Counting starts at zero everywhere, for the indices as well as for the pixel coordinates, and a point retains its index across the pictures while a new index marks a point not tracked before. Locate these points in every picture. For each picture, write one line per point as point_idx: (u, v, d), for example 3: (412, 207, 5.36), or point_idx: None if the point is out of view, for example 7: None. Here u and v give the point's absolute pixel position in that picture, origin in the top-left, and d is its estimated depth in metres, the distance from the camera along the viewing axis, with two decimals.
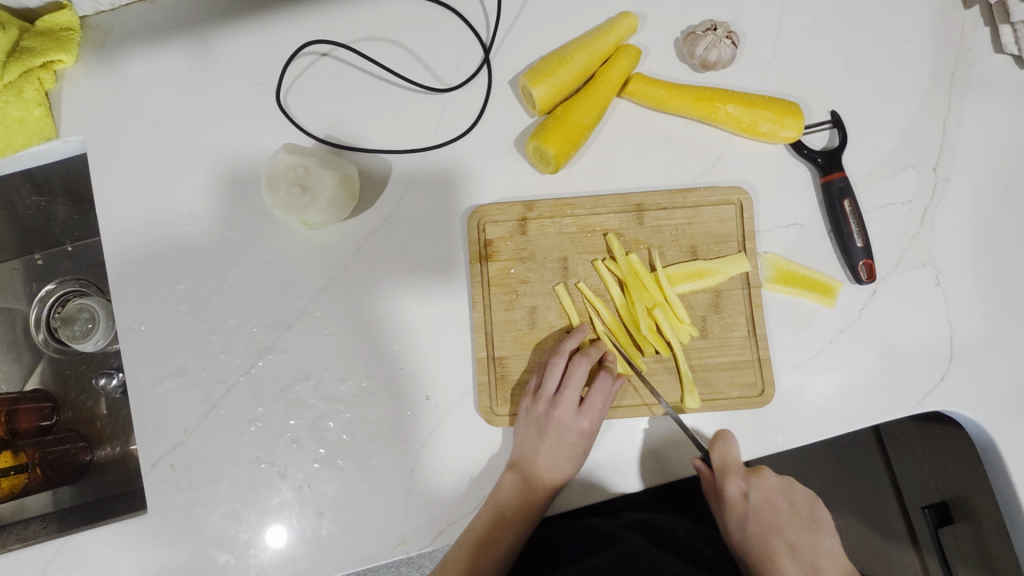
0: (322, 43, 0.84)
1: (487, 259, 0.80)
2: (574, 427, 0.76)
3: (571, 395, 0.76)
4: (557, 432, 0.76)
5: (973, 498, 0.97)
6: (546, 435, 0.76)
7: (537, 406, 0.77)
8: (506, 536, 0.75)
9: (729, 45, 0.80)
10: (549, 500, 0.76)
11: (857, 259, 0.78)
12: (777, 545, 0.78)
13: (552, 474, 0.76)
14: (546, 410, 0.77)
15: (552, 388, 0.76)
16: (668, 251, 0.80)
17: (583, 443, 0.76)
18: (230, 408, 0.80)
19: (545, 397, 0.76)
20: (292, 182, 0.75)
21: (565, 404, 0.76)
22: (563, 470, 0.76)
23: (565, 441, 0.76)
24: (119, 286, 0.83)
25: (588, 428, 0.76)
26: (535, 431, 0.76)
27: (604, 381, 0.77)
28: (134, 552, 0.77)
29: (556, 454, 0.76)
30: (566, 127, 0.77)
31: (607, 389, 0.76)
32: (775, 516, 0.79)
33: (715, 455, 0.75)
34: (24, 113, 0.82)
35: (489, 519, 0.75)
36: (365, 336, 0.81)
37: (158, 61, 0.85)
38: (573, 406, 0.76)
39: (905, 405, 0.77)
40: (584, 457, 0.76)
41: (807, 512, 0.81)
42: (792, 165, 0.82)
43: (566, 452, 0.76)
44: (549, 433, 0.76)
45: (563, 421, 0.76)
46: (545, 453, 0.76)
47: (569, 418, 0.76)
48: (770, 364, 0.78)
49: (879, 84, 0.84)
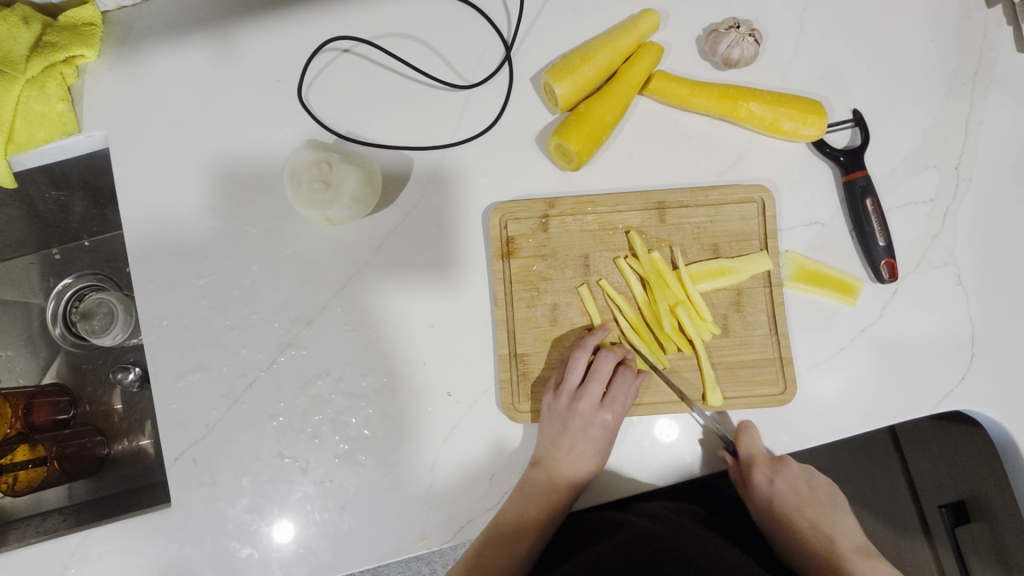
0: (344, 39, 0.84)
1: (509, 256, 0.80)
2: (597, 421, 0.76)
3: (594, 389, 0.77)
4: (580, 426, 0.76)
5: (991, 497, 0.97)
6: (569, 430, 0.77)
7: (560, 400, 0.77)
8: (524, 542, 0.76)
9: (751, 43, 0.79)
10: (574, 497, 0.77)
11: (879, 259, 0.78)
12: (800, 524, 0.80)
13: (576, 471, 0.76)
14: (568, 404, 0.77)
15: (574, 383, 0.77)
16: (690, 249, 0.80)
17: (606, 438, 0.77)
18: (251, 403, 0.80)
19: (567, 391, 0.77)
20: (316, 177, 0.75)
21: (588, 398, 0.77)
22: (587, 465, 0.76)
23: (589, 436, 0.76)
24: (140, 280, 0.83)
25: (612, 422, 0.76)
26: (559, 426, 0.77)
27: (625, 375, 0.78)
28: (157, 545, 0.78)
29: (580, 450, 0.76)
30: (589, 124, 0.77)
31: (629, 383, 0.78)
32: (796, 499, 0.80)
33: (740, 447, 0.76)
34: (47, 108, 0.83)
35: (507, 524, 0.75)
36: (386, 332, 0.81)
37: (179, 56, 0.86)
38: (596, 400, 0.77)
39: (925, 405, 0.77)
40: (608, 452, 0.77)
41: (824, 489, 0.82)
42: (813, 163, 0.82)
43: (589, 448, 0.76)
44: (572, 428, 0.77)
45: (586, 415, 0.76)
46: (569, 449, 0.76)
47: (592, 412, 0.76)
48: (792, 362, 0.78)
49: (901, 82, 0.83)
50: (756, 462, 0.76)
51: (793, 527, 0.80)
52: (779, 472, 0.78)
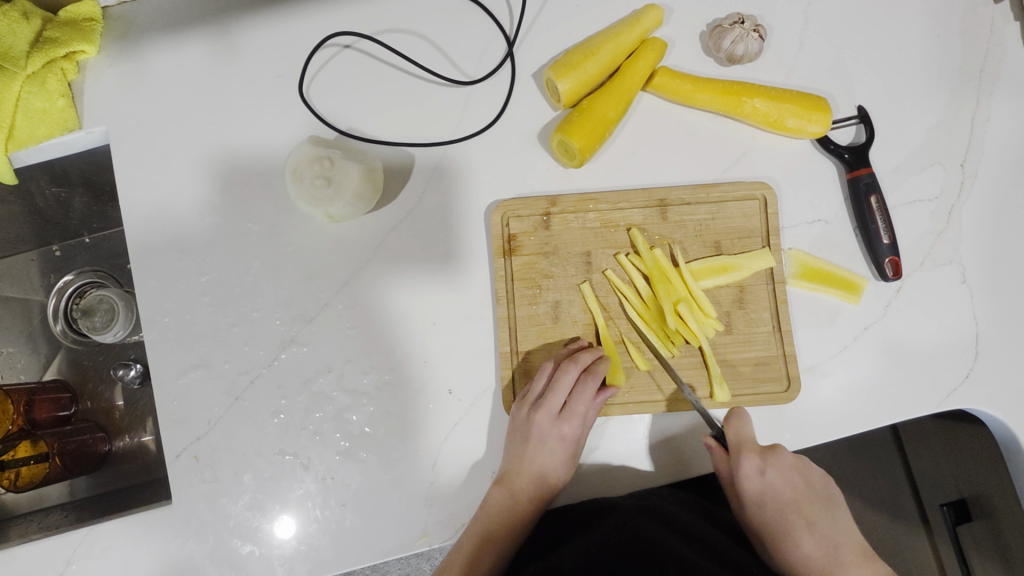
0: (345, 35, 0.84)
1: (511, 254, 0.80)
2: (553, 433, 0.77)
3: (554, 401, 0.76)
4: (538, 438, 0.76)
5: (993, 496, 0.94)
6: (530, 441, 0.77)
7: (521, 410, 0.77)
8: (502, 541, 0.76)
9: (756, 38, 0.79)
10: (546, 500, 0.78)
11: (882, 257, 0.78)
12: (795, 520, 0.78)
13: (543, 477, 0.77)
14: (528, 414, 0.77)
15: (537, 392, 0.77)
16: (692, 246, 0.79)
17: (566, 449, 0.77)
18: (253, 400, 0.80)
19: (529, 401, 0.77)
20: (317, 174, 0.75)
21: (546, 410, 0.76)
22: (550, 476, 0.77)
23: (547, 448, 0.76)
24: (142, 277, 0.83)
25: (569, 435, 0.76)
26: (520, 437, 0.77)
27: (584, 390, 0.75)
28: (159, 541, 0.78)
29: (541, 461, 0.77)
30: (592, 120, 0.76)
31: (589, 397, 0.75)
32: (791, 498, 0.77)
33: (729, 433, 0.75)
34: (47, 104, 0.82)
35: (493, 522, 0.76)
36: (388, 329, 0.81)
37: (180, 52, 0.85)
38: (555, 412, 0.77)
39: (929, 403, 0.77)
40: (569, 464, 0.77)
41: (821, 489, 0.79)
42: (817, 160, 0.82)
43: (550, 460, 0.77)
44: (531, 440, 0.76)
45: (543, 427, 0.77)
46: (530, 459, 0.77)
47: (550, 424, 0.77)
48: (796, 358, 0.78)
49: (906, 79, 0.83)
50: (745, 448, 0.74)
51: (789, 525, 0.77)
52: (771, 465, 0.75)
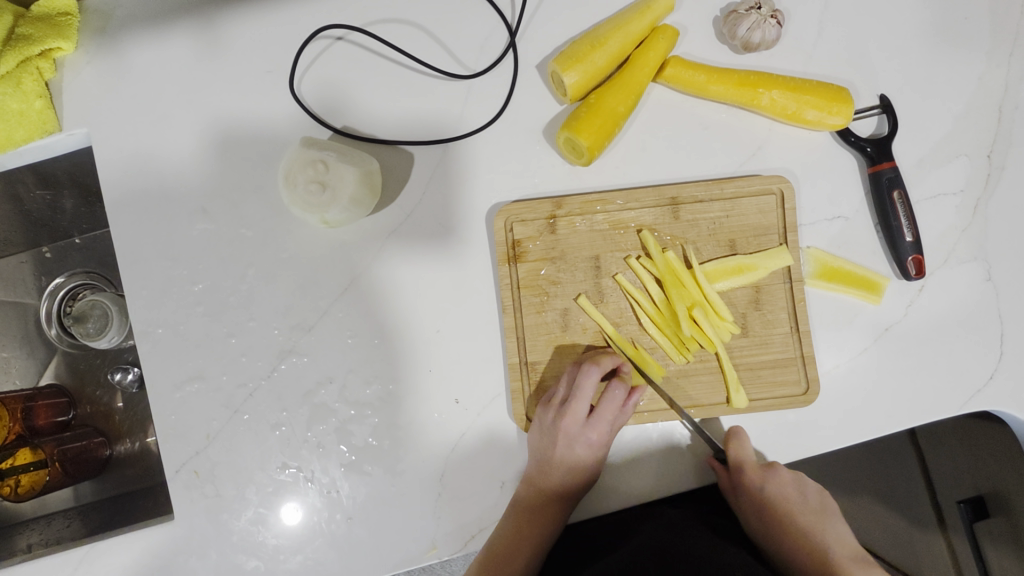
0: (336, 26, 0.79)
1: (516, 260, 0.76)
2: (582, 439, 0.74)
3: (580, 407, 0.73)
4: (565, 444, 0.74)
5: (1013, 493, 0.94)
6: (556, 446, 0.74)
7: (547, 415, 0.75)
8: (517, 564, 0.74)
9: (774, 24, 0.74)
10: (570, 504, 0.75)
11: (905, 255, 0.74)
12: (794, 534, 0.75)
13: (569, 483, 0.74)
14: (554, 420, 0.74)
15: (560, 398, 0.75)
16: (705, 246, 0.76)
17: (594, 455, 0.74)
18: (252, 413, 0.78)
19: (553, 406, 0.75)
20: (311, 178, 0.71)
21: (573, 415, 0.74)
22: (574, 483, 0.74)
23: (573, 454, 0.74)
24: (133, 287, 0.80)
25: (598, 441, 0.73)
26: (546, 442, 0.75)
27: (617, 390, 0.74)
28: (161, 557, 0.76)
29: (568, 467, 0.74)
30: (601, 116, 0.72)
31: (619, 398, 0.74)
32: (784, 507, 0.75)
33: (730, 454, 0.73)
34: (24, 105, 0.78)
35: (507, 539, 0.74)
36: (389, 337, 0.78)
37: (163, 48, 0.80)
38: (581, 417, 0.74)
39: (951, 406, 0.74)
40: (597, 472, 0.75)
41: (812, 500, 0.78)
42: (837, 153, 0.78)
43: (578, 466, 0.74)
44: (558, 445, 0.74)
45: (570, 432, 0.74)
46: (556, 467, 0.74)
47: (577, 429, 0.74)
48: (814, 361, 0.75)
49: (932, 64, 0.78)
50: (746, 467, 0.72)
51: (787, 537, 0.75)
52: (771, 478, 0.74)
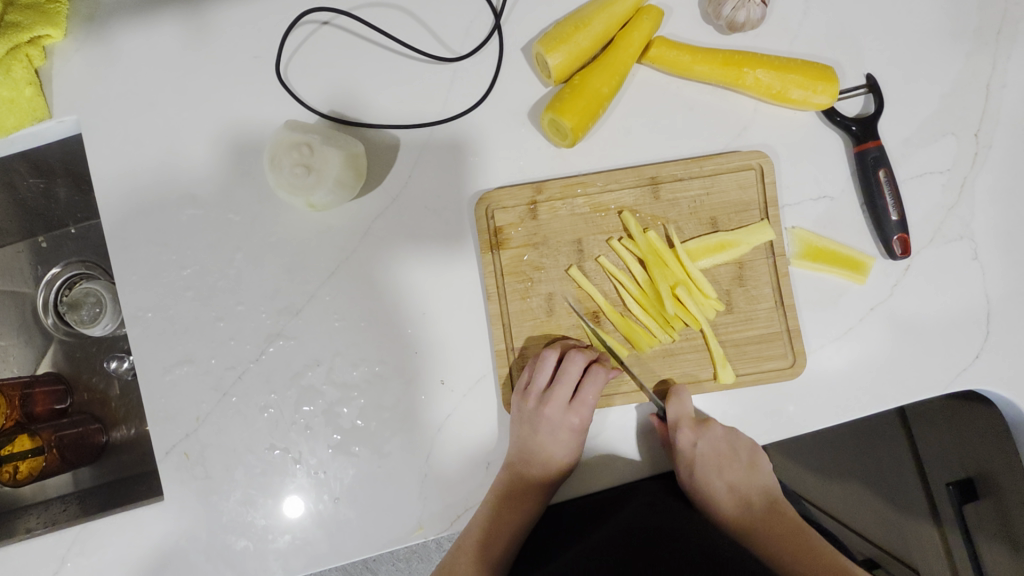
0: (322, 11, 0.79)
1: (498, 247, 0.77)
2: (564, 424, 0.76)
3: (563, 392, 0.75)
4: (548, 430, 0.76)
5: (999, 474, 0.94)
6: (538, 433, 0.76)
7: (527, 403, 0.75)
8: (500, 545, 0.77)
9: (758, 4, 0.74)
10: (554, 487, 0.77)
11: (891, 233, 0.74)
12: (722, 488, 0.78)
13: (548, 469, 0.76)
14: (535, 408, 0.75)
15: (542, 386, 0.75)
16: (687, 225, 0.76)
17: (575, 440, 0.76)
18: (241, 395, 0.78)
19: (534, 394, 0.75)
20: (296, 161, 0.72)
21: (556, 402, 0.75)
22: (556, 468, 0.76)
23: (557, 440, 0.76)
24: (123, 271, 0.80)
25: (579, 425, 0.76)
26: (528, 430, 0.76)
27: (597, 374, 0.75)
28: (153, 537, 0.77)
29: (550, 452, 0.76)
30: (584, 97, 0.72)
31: (599, 383, 0.75)
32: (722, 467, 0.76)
33: (669, 410, 0.73)
34: (15, 93, 0.79)
35: (486, 524, 0.76)
36: (375, 319, 0.78)
37: (151, 35, 0.81)
38: (564, 403, 0.75)
39: (933, 385, 0.74)
40: (575, 459, 0.76)
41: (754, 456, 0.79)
42: (823, 133, 0.78)
43: (560, 451, 0.76)
44: (540, 431, 0.76)
45: (553, 419, 0.76)
46: (539, 453, 0.76)
47: (559, 415, 0.76)
48: (800, 334, 0.75)
49: (920, 42, 0.78)
50: (679, 425, 0.72)
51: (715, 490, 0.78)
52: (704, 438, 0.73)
